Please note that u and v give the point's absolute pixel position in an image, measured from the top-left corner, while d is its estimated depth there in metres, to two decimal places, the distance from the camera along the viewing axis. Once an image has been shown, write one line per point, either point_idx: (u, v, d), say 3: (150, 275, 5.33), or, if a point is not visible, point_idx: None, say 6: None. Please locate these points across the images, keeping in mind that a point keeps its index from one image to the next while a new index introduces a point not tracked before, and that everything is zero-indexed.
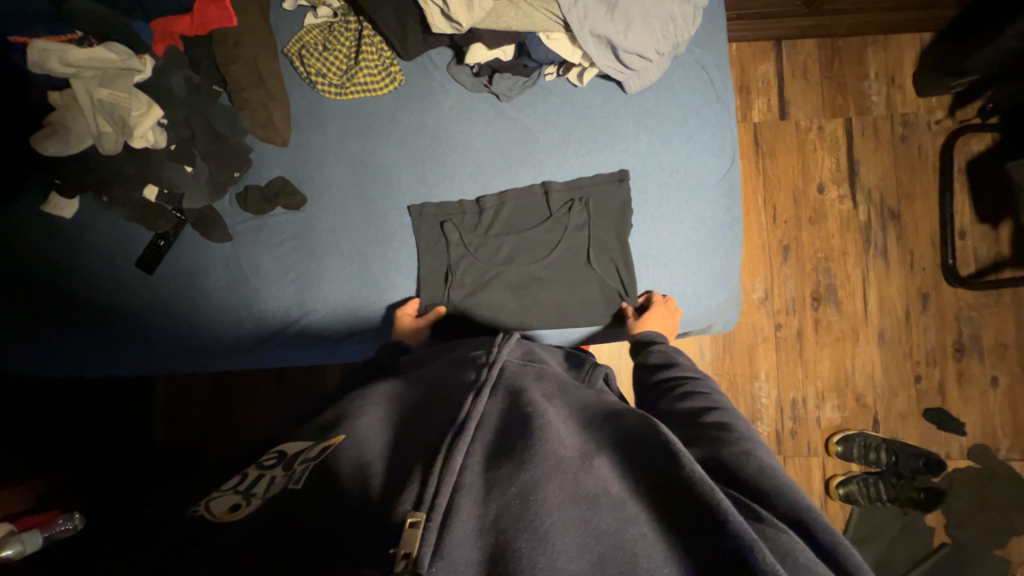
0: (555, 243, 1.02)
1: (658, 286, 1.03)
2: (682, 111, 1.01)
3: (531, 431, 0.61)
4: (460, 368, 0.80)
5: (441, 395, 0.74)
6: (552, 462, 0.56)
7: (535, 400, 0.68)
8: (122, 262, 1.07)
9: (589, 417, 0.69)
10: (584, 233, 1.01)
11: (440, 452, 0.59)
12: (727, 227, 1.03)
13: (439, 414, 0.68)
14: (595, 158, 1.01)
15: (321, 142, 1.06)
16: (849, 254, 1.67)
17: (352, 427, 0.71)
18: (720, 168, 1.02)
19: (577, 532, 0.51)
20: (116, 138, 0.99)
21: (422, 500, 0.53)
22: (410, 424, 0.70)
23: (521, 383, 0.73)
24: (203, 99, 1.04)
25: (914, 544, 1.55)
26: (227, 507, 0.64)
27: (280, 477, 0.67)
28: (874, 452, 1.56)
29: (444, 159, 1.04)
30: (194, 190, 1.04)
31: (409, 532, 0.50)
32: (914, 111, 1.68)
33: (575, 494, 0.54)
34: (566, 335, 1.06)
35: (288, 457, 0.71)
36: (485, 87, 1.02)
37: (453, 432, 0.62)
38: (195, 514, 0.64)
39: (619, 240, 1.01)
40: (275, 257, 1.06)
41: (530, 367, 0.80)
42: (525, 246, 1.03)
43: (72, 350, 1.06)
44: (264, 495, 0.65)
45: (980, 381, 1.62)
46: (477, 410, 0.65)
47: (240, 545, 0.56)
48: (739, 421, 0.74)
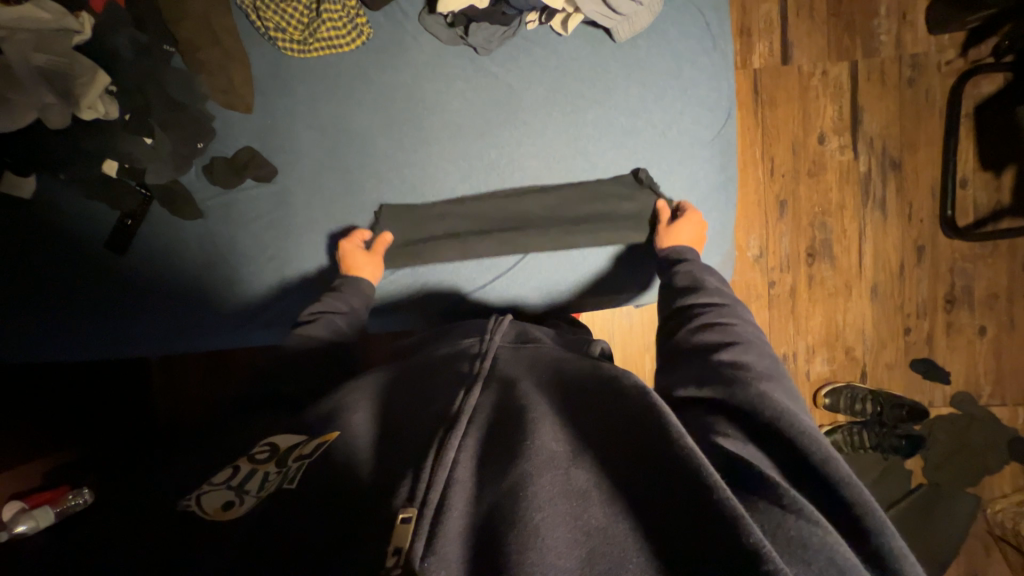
0: (556, 204, 0.95)
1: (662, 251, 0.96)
2: (675, 62, 0.93)
3: (522, 425, 0.61)
4: (453, 356, 0.81)
5: (433, 387, 0.74)
6: (546, 457, 0.56)
7: (527, 391, 0.68)
8: (90, 244, 1.02)
9: (579, 390, 0.67)
10: (583, 190, 0.95)
11: (432, 446, 0.59)
12: (722, 188, 0.97)
13: (432, 405, 0.69)
14: (583, 116, 0.93)
15: (288, 108, 0.98)
16: (846, 207, 1.63)
17: (346, 423, 0.70)
18: (715, 124, 0.95)
19: (567, 527, 0.51)
20: (63, 110, 0.90)
21: (415, 493, 0.53)
22: (397, 416, 0.70)
23: (514, 372, 0.74)
24: (152, 63, 0.95)
25: (892, 486, 1.63)
26: (220, 503, 0.63)
27: (274, 475, 0.66)
28: (860, 404, 1.61)
29: (421, 123, 0.96)
30: (156, 164, 0.97)
31: (401, 528, 0.50)
32: (924, 51, 1.58)
33: (565, 490, 0.54)
34: (543, 285, 0.99)
35: (281, 451, 0.69)
36: (461, 39, 0.93)
37: (446, 425, 0.62)
38: (185, 509, 0.63)
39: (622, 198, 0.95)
40: (249, 235, 1.01)
41: (522, 353, 0.81)
42: (524, 214, 0.96)
43: (52, 335, 1.04)
44: (259, 492, 0.64)
45: (968, 331, 1.63)
46: (470, 403, 0.66)
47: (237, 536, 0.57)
48: (759, 355, 0.71)
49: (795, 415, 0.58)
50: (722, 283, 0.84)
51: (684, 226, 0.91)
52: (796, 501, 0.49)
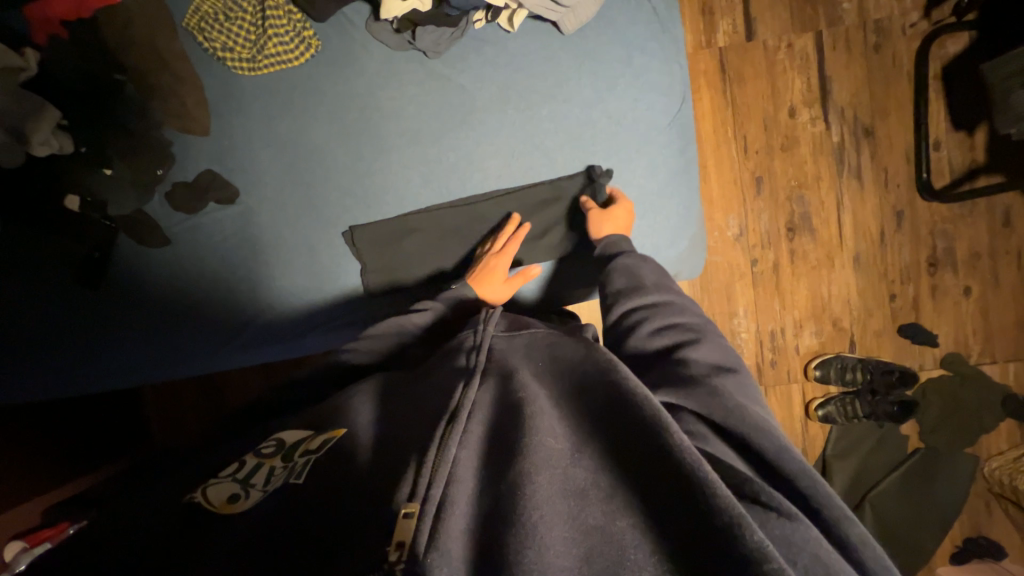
0: (517, 202, 0.92)
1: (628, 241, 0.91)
2: (625, 48, 0.87)
3: (522, 421, 0.58)
4: (447, 351, 0.79)
5: (429, 382, 0.72)
6: (546, 454, 0.54)
7: (526, 382, 0.65)
8: (58, 281, 1.01)
9: (581, 380, 0.65)
10: (545, 186, 0.91)
11: (433, 442, 0.58)
12: (684, 171, 0.91)
13: (430, 403, 0.67)
14: (538, 112, 0.89)
15: (245, 128, 0.97)
16: (822, 179, 1.62)
17: (351, 419, 0.72)
18: (670, 108, 0.89)
19: (566, 527, 0.50)
20: (12, 147, 0.88)
21: (416, 491, 0.53)
22: (396, 419, 0.69)
23: (512, 361, 0.71)
24: (105, 94, 0.94)
25: (889, 452, 1.64)
26: (227, 496, 0.65)
27: (279, 470, 0.67)
28: (850, 372, 1.61)
29: (379, 132, 0.93)
30: (117, 195, 0.98)
31: (402, 523, 0.50)
32: (888, 15, 1.57)
33: (564, 488, 0.53)
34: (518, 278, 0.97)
35: (286, 447, 0.71)
36: (410, 44, 0.90)
37: (446, 421, 0.61)
38: (194, 501, 0.65)
39: (584, 190, 0.90)
40: (218, 256, 1.00)
41: (520, 337, 0.77)
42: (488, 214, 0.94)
43: (31, 374, 1.02)
44: (264, 487, 0.65)
45: (953, 292, 1.63)
46: (470, 396, 0.64)
47: (240, 535, 0.58)
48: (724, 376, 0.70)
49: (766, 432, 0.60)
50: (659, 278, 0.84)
51: (602, 226, 0.87)
52: (789, 508, 0.52)
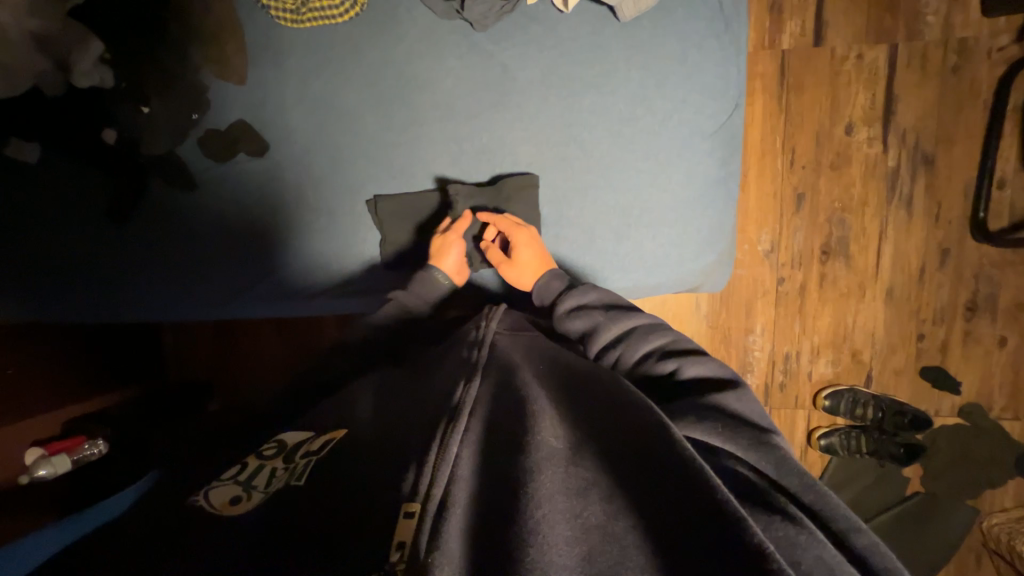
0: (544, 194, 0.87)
1: (652, 248, 0.87)
2: (682, 44, 0.82)
3: (524, 420, 0.60)
4: (451, 345, 0.82)
5: (433, 376, 0.75)
6: (547, 452, 0.55)
7: (529, 384, 0.67)
8: (90, 212, 1.04)
9: (586, 391, 0.67)
10: (576, 180, 0.86)
11: (435, 437, 0.59)
12: (723, 183, 0.86)
13: (433, 395, 0.69)
14: (579, 101, 0.85)
15: (280, 81, 0.95)
16: (869, 204, 1.54)
17: (353, 419, 0.72)
18: (720, 114, 0.84)
19: (568, 523, 0.49)
20: (59, 77, 0.90)
21: (418, 487, 0.54)
22: (397, 409, 0.71)
23: (516, 364, 0.73)
24: (146, 30, 0.93)
25: (885, 491, 1.61)
26: (228, 498, 0.62)
27: (281, 472, 0.65)
28: (861, 407, 1.57)
29: (412, 103, 0.90)
30: (152, 134, 0.98)
31: (404, 522, 0.51)
32: (975, 35, 1.44)
33: (566, 486, 0.52)
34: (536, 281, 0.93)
35: (288, 448, 0.69)
36: (458, 13, 0.85)
37: (448, 416, 0.62)
38: (195, 506, 0.61)
39: (615, 190, 0.85)
40: (242, 209, 1.00)
41: (522, 343, 0.80)
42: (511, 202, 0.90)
43: (54, 302, 1.06)
44: (265, 489, 0.63)
45: (986, 341, 1.55)
46: (471, 391, 0.65)
47: (236, 531, 0.56)
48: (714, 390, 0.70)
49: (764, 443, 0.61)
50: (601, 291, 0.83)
51: (522, 252, 0.85)
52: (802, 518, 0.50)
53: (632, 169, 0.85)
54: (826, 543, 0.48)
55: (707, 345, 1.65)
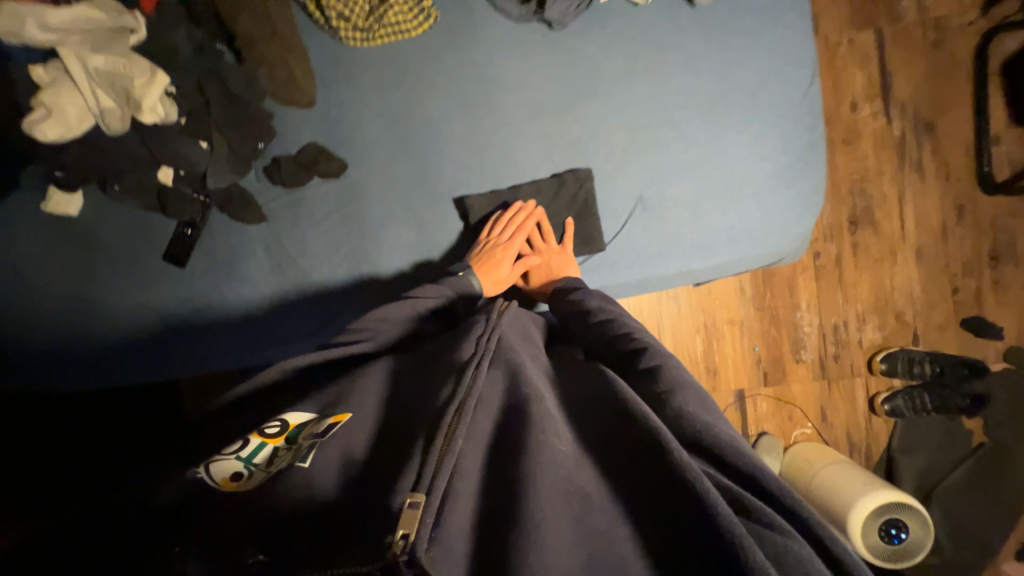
0: (644, 176, 0.88)
1: (758, 217, 0.89)
2: (756, 22, 0.87)
3: (529, 422, 0.55)
4: (456, 335, 0.71)
5: (433, 368, 0.66)
6: (549, 455, 0.53)
7: (533, 381, 0.62)
8: (149, 260, 0.96)
9: (577, 393, 0.65)
10: (676, 159, 0.88)
11: (440, 430, 0.53)
12: (814, 147, 0.89)
13: (434, 388, 0.61)
14: (666, 85, 0.88)
15: (353, 100, 0.93)
16: (885, 172, 1.63)
17: (356, 402, 0.62)
18: (802, 82, 0.88)
19: (565, 528, 0.49)
20: (122, 113, 0.85)
21: (421, 482, 0.49)
22: (403, 401, 0.63)
23: (518, 355, 0.66)
24: (210, 61, 0.90)
25: (953, 447, 1.62)
26: (229, 474, 0.58)
27: (284, 452, 0.59)
28: (917, 366, 1.61)
29: (496, 105, 0.91)
30: (216, 167, 0.91)
31: (408, 513, 0.46)
32: (947, 13, 1.60)
33: (566, 491, 0.52)
34: (647, 270, 0.90)
35: (292, 428, 0.61)
36: (535, 14, 0.88)
37: (450, 412, 0.55)
38: (194, 479, 0.57)
39: (714, 164, 0.88)
40: (320, 234, 0.95)
41: (524, 340, 0.73)
42: (613, 188, 0.89)
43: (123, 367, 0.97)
44: (268, 468, 0.58)
45: (1014, 286, 1.64)
46: (477, 387, 0.58)
47: (238, 510, 0.52)
48: (697, 396, 0.63)
49: (741, 445, 0.56)
50: (601, 296, 0.81)
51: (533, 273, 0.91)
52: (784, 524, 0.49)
53: (730, 142, 0.87)
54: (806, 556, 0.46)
55: (760, 328, 1.65)
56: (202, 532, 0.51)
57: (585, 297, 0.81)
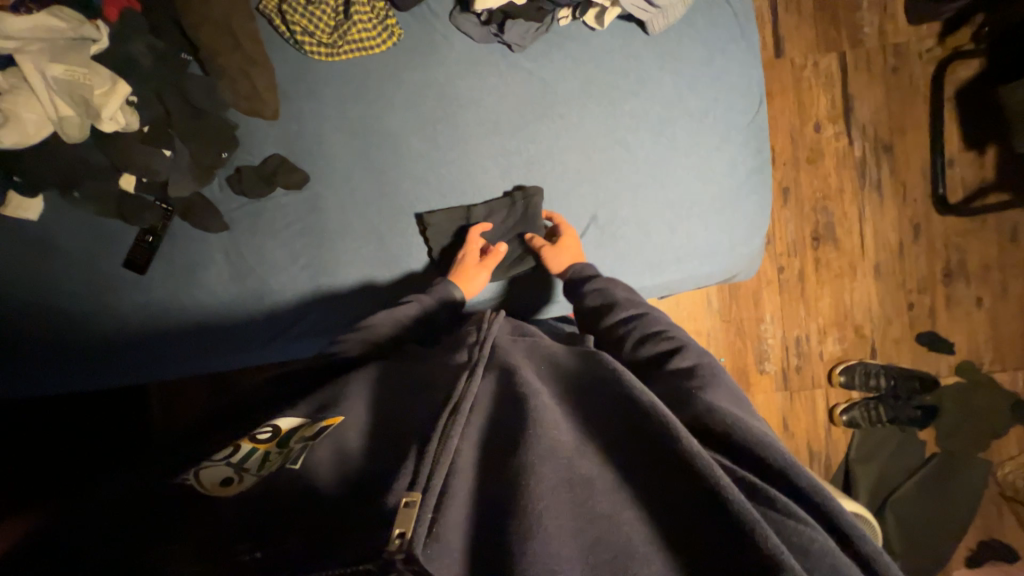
0: (598, 194, 0.91)
1: (705, 238, 0.92)
2: (707, 51, 0.91)
3: (529, 418, 0.58)
4: (449, 347, 0.79)
5: (429, 374, 0.72)
6: (549, 445, 0.56)
7: (529, 380, 0.65)
8: (108, 264, 0.96)
9: (577, 381, 0.67)
10: (628, 180, 0.91)
11: (436, 430, 0.57)
12: (760, 171, 0.94)
13: (432, 393, 0.66)
14: (621, 108, 0.91)
15: (317, 113, 0.95)
16: (846, 191, 1.69)
17: (348, 406, 0.67)
18: (749, 109, 0.93)
19: (567, 514, 0.51)
20: (81, 122, 0.86)
21: (416, 481, 0.51)
22: (397, 407, 0.66)
23: (513, 360, 0.71)
24: (174, 72, 0.91)
25: (907, 457, 1.68)
26: (218, 479, 0.57)
27: (275, 456, 0.60)
28: (874, 378, 1.67)
29: (457, 122, 0.93)
30: (178, 176, 0.92)
31: (404, 512, 0.47)
32: (906, 40, 1.67)
33: (567, 478, 0.54)
34: None
35: (284, 433, 0.64)
36: (495, 36, 0.91)
37: (446, 413, 0.59)
38: (180, 483, 0.56)
39: (663, 186, 0.91)
40: (281, 244, 0.96)
41: (521, 341, 0.78)
42: (567, 206, 0.92)
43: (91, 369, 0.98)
44: (258, 472, 0.58)
45: (966, 303, 1.71)
46: (471, 390, 0.63)
47: (226, 514, 0.51)
48: (720, 390, 0.67)
49: (759, 433, 0.58)
50: (626, 287, 0.83)
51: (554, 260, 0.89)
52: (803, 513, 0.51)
53: (680, 164, 0.91)
54: (822, 538, 0.49)
55: (725, 339, 1.70)
56: (192, 535, 0.49)
57: (601, 283, 0.85)
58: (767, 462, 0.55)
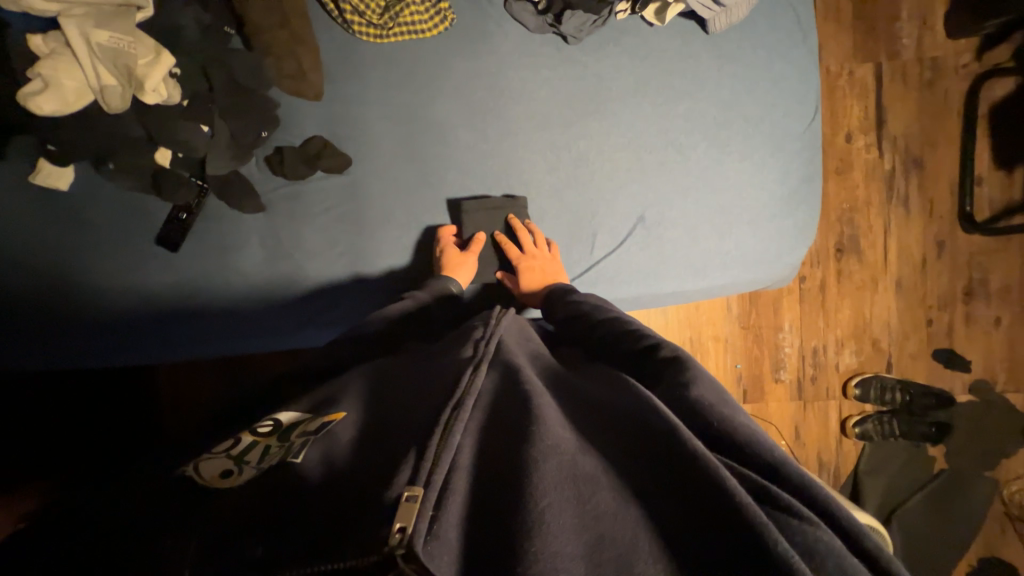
0: (646, 195, 0.90)
1: (751, 246, 0.91)
2: (765, 55, 0.90)
3: (531, 414, 0.55)
4: (455, 341, 0.75)
5: (430, 370, 0.68)
6: (552, 441, 0.51)
7: (532, 380, 0.62)
8: (139, 239, 0.94)
9: (577, 390, 0.66)
10: (678, 182, 0.90)
11: (439, 423, 0.53)
12: (811, 180, 0.92)
13: (430, 388, 0.62)
14: (674, 108, 0.89)
15: (363, 96, 0.92)
16: (873, 204, 1.68)
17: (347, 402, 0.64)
18: (804, 116, 0.91)
19: (573, 513, 0.47)
20: (124, 91, 0.82)
21: (418, 473, 0.48)
22: (393, 402, 0.63)
23: (517, 361, 0.68)
24: (217, 46, 0.88)
25: (916, 472, 1.69)
26: (217, 471, 0.55)
27: (276, 449, 0.57)
28: (889, 393, 1.68)
29: (505, 113, 0.91)
30: (216, 154, 0.89)
31: (408, 506, 0.44)
32: (944, 54, 1.66)
33: (572, 474, 0.49)
34: (640, 289, 0.92)
35: (285, 426, 0.61)
36: (551, 27, 0.89)
37: (448, 407, 0.56)
38: (179, 475, 0.54)
39: (712, 190, 0.90)
40: (318, 228, 0.94)
41: (525, 347, 0.75)
42: (614, 205, 0.90)
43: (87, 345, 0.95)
44: (259, 465, 0.56)
45: (985, 322, 1.71)
46: (476, 385, 0.60)
47: (222, 508, 0.49)
48: (710, 390, 0.60)
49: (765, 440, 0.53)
50: (597, 300, 0.82)
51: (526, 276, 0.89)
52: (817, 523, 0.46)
53: (731, 168, 0.90)
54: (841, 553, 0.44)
55: (742, 345, 1.69)
56: (189, 527, 0.46)
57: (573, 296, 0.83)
58: (776, 470, 0.50)
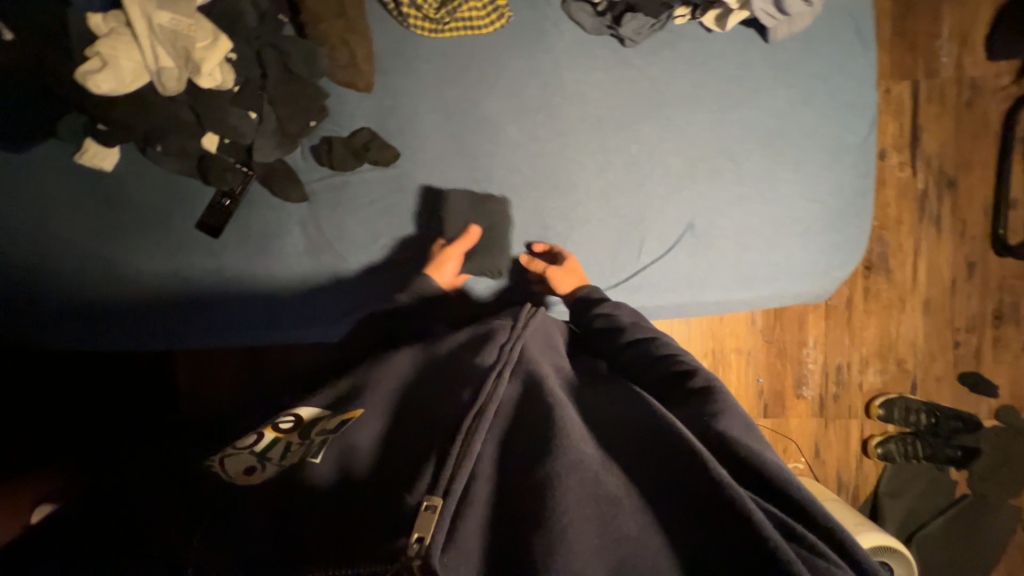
0: (696, 202, 0.89)
1: (800, 258, 0.90)
2: (822, 66, 0.89)
3: (554, 428, 0.55)
4: (477, 340, 0.72)
5: (452, 373, 0.66)
6: (576, 459, 0.52)
7: (555, 390, 0.61)
8: (179, 223, 0.93)
9: (601, 402, 0.65)
10: (730, 190, 0.88)
11: (459, 433, 0.54)
12: (864, 195, 0.91)
13: (451, 394, 0.61)
14: (728, 116, 0.88)
15: (414, 89, 0.92)
16: (904, 223, 1.67)
17: (369, 400, 0.64)
18: (859, 129, 0.90)
19: (594, 533, 0.48)
20: (180, 74, 0.82)
21: (436, 484, 0.49)
22: (417, 403, 0.63)
23: (540, 366, 0.66)
24: (271, 32, 0.87)
25: (937, 495, 1.67)
26: (241, 467, 0.59)
27: (297, 446, 0.60)
28: (914, 415, 1.65)
29: (556, 113, 0.90)
30: (262, 142, 0.88)
31: (424, 515, 0.46)
32: (982, 75, 1.64)
33: (595, 494, 0.50)
34: (686, 297, 0.90)
35: (305, 423, 0.63)
36: (608, 28, 0.88)
37: (469, 416, 0.55)
38: (208, 470, 0.59)
39: (763, 200, 0.89)
40: (361, 220, 0.94)
41: (547, 351, 0.73)
42: (663, 210, 0.89)
43: (109, 329, 0.94)
44: (280, 462, 0.58)
45: (1013, 347, 1.69)
46: (496, 393, 0.58)
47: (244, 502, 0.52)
48: (740, 424, 0.62)
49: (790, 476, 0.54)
50: (636, 315, 0.80)
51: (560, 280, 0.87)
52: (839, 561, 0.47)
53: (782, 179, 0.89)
54: None
55: (766, 359, 1.67)
56: (212, 516, 0.51)
57: (610, 309, 0.81)
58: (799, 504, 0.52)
